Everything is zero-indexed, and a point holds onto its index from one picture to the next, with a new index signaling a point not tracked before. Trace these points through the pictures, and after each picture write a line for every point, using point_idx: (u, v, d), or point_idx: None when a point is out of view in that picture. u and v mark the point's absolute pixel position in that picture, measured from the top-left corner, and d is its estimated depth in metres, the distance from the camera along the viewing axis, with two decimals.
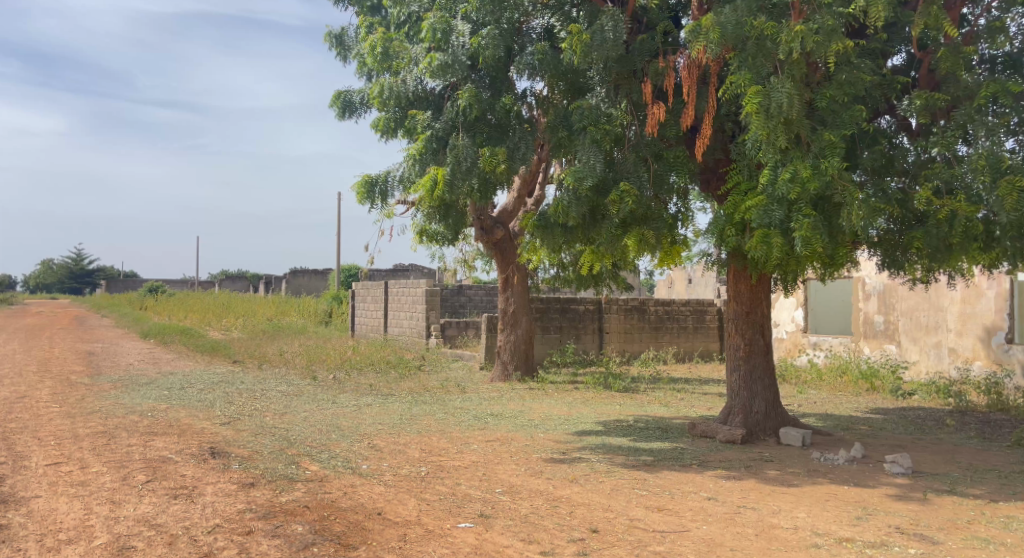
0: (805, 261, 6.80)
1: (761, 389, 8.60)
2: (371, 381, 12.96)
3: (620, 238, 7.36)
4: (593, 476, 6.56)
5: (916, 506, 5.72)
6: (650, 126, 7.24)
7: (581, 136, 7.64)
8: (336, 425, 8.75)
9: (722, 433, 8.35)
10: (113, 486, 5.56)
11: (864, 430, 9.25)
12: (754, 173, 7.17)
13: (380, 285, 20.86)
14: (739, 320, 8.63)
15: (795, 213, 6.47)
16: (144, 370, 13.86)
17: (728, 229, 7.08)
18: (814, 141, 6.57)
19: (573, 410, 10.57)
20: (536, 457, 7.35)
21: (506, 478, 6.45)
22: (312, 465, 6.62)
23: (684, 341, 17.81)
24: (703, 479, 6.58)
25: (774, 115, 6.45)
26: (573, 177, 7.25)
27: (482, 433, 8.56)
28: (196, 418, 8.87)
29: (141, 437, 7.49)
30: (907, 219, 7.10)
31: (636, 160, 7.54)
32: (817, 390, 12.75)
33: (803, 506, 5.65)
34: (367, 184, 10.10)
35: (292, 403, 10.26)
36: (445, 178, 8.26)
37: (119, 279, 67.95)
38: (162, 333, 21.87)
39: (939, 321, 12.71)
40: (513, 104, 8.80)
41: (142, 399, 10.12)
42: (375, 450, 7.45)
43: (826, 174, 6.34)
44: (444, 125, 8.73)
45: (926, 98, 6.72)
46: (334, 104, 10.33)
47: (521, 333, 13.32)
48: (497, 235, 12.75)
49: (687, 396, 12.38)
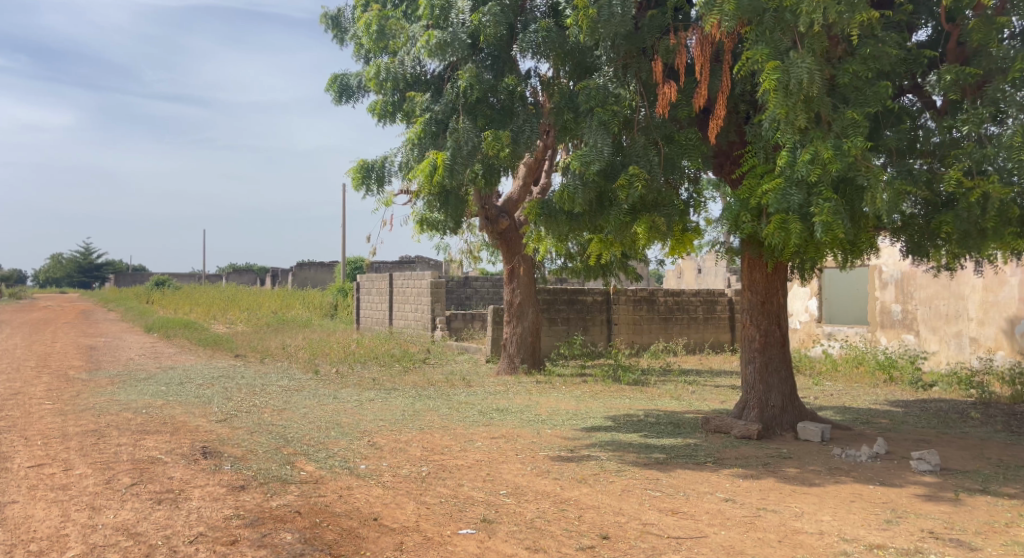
0: (826, 248, 6.47)
1: (777, 382, 8.24)
2: (373, 375, 12.66)
3: (629, 225, 7.00)
4: (603, 476, 6.22)
5: (948, 508, 5.38)
6: (661, 107, 6.95)
7: (588, 118, 7.30)
8: (337, 422, 8.44)
9: (736, 429, 8.02)
10: (96, 489, 5.26)
11: (884, 424, 8.88)
12: (770, 157, 6.83)
13: (384, 277, 20.58)
14: (754, 310, 8.26)
15: (815, 197, 6.13)
16: (143, 365, 13.58)
17: (743, 215, 6.76)
18: (836, 120, 6.21)
19: (581, 404, 10.23)
20: (543, 455, 7.02)
21: (511, 478, 6.12)
22: (308, 465, 6.31)
23: (694, 332, 17.46)
24: (719, 478, 6.23)
25: (794, 92, 6.08)
26: (580, 161, 6.93)
27: (487, 430, 8.24)
28: (192, 415, 8.57)
29: (132, 435, 7.20)
30: (935, 202, 6.77)
31: (646, 143, 7.17)
32: (833, 382, 12.37)
33: (827, 508, 5.31)
34: (362, 169, 9.78)
35: (292, 400, 9.97)
36: (445, 164, 7.79)
37: (128, 277, 62.65)
38: (165, 327, 21.66)
39: (960, 309, 12.32)
40: (517, 85, 8.48)
41: (138, 395, 9.85)
42: (376, 448, 7.14)
43: (849, 155, 5.98)
44: (444, 108, 8.40)
45: (957, 73, 6.36)
46: (330, 88, 10.00)
47: (527, 325, 12.97)
48: (502, 225, 12.40)
49: (699, 389, 12.04)
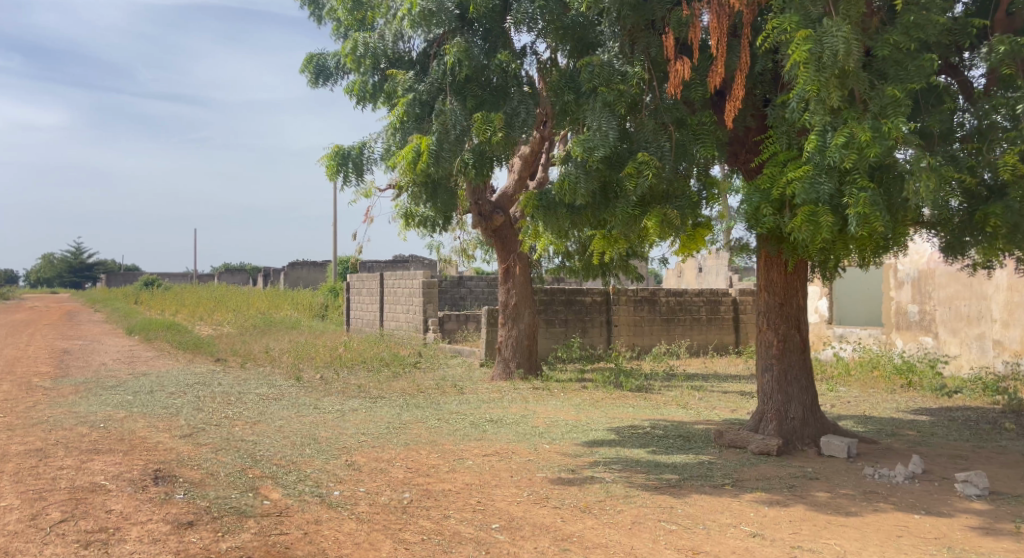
0: (859, 244, 5.75)
1: (798, 392, 7.50)
2: (359, 382, 11.89)
3: (637, 220, 6.28)
4: (609, 504, 5.47)
5: (1012, 544, 4.64)
6: (673, 86, 6.27)
7: (591, 99, 6.54)
8: (313, 438, 7.65)
9: (754, 444, 7.28)
10: (16, 529, 4.51)
11: (912, 436, 8.14)
12: (794, 142, 6.13)
13: (374, 276, 19.79)
14: (771, 313, 7.51)
15: (848, 186, 5.43)
16: (115, 370, 12.78)
17: (764, 207, 6.01)
18: (874, 98, 5.48)
19: (582, 414, 9.48)
20: (541, 477, 6.24)
21: (504, 508, 5.34)
22: (273, 492, 5.53)
23: (697, 334, 16.75)
24: (741, 506, 5.47)
25: (827, 66, 5.35)
26: (582, 147, 6.17)
27: (479, 445, 7.48)
28: (154, 429, 7.80)
29: (79, 456, 6.41)
30: (978, 192, 6.08)
31: (656, 127, 6.43)
32: (848, 388, 11.65)
33: (872, 546, 4.56)
34: (338, 156, 9.14)
35: (268, 411, 9.19)
36: (430, 150, 7.01)
37: (119, 275, 62.03)
38: (147, 330, 20.86)
39: (983, 310, 11.60)
40: (511, 62, 7.78)
41: (99, 406, 9.05)
42: (353, 470, 6.36)
43: (889, 138, 5.26)
44: (430, 88, 7.72)
45: (1011, 44, 5.62)
46: (306, 68, 9.26)
47: (523, 327, 12.20)
48: (497, 221, 11.64)
49: (705, 395, 11.26)
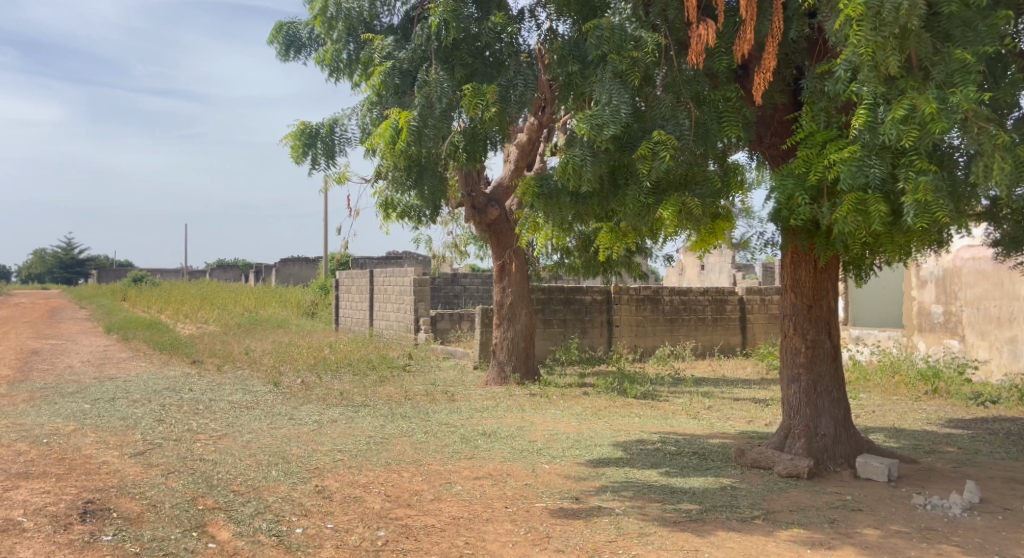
0: (915, 237, 4.86)
1: (829, 406, 6.63)
2: (343, 388, 10.99)
3: (651, 209, 5.41)
4: (621, 545, 4.60)
5: None
6: (695, 53, 5.40)
7: (599, 69, 5.67)
8: (282, 456, 6.75)
9: (781, 465, 6.44)
10: None
11: (953, 454, 7.28)
12: (834, 121, 5.26)
13: (364, 274, 18.91)
14: (799, 315, 6.64)
15: (903, 169, 4.56)
16: (81, 374, 11.88)
17: (800, 196, 5.12)
18: (937, 63, 4.63)
19: (584, 425, 8.63)
20: (540, 507, 5.37)
21: (497, 552, 4.46)
22: (222, 531, 4.65)
23: (703, 335, 15.90)
24: (778, 547, 4.60)
25: (886, 23, 4.50)
26: (590, 123, 5.28)
27: (470, 465, 6.61)
28: (103, 446, 6.90)
29: (4, 482, 5.53)
30: None
31: (674, 103, 5.56)
32: (869, 394, 10.82)
33: None
34: (306, 134, 8.46)
35: (237, 422, 8.31)
36: (410, 126, 6.13)
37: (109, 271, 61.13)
38: (126, 328, 19.92)
39: (1015, 312, 10.74)
40: (507, 25, 6.91)
41: (49, 418, 8.14)
42: (323, 499, 5.47)
43: (958, 110, 4.38)
44: (412, 56, 7.05)
45: None
46: (276, 39, 8.53)
47: (520, 328, 11.33)
48: (492, 215, 10.81)
49: (716, 403, 10.40)
